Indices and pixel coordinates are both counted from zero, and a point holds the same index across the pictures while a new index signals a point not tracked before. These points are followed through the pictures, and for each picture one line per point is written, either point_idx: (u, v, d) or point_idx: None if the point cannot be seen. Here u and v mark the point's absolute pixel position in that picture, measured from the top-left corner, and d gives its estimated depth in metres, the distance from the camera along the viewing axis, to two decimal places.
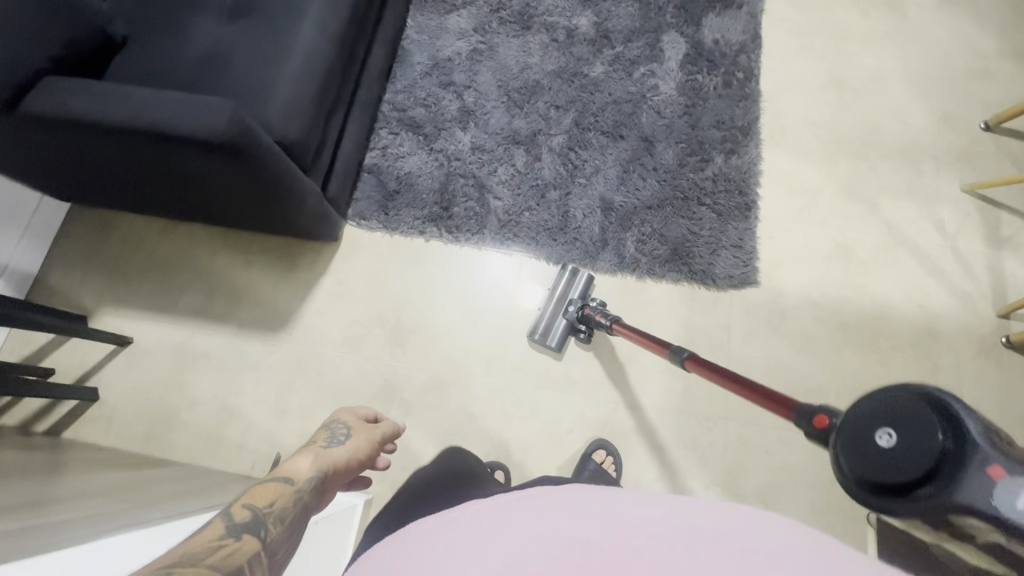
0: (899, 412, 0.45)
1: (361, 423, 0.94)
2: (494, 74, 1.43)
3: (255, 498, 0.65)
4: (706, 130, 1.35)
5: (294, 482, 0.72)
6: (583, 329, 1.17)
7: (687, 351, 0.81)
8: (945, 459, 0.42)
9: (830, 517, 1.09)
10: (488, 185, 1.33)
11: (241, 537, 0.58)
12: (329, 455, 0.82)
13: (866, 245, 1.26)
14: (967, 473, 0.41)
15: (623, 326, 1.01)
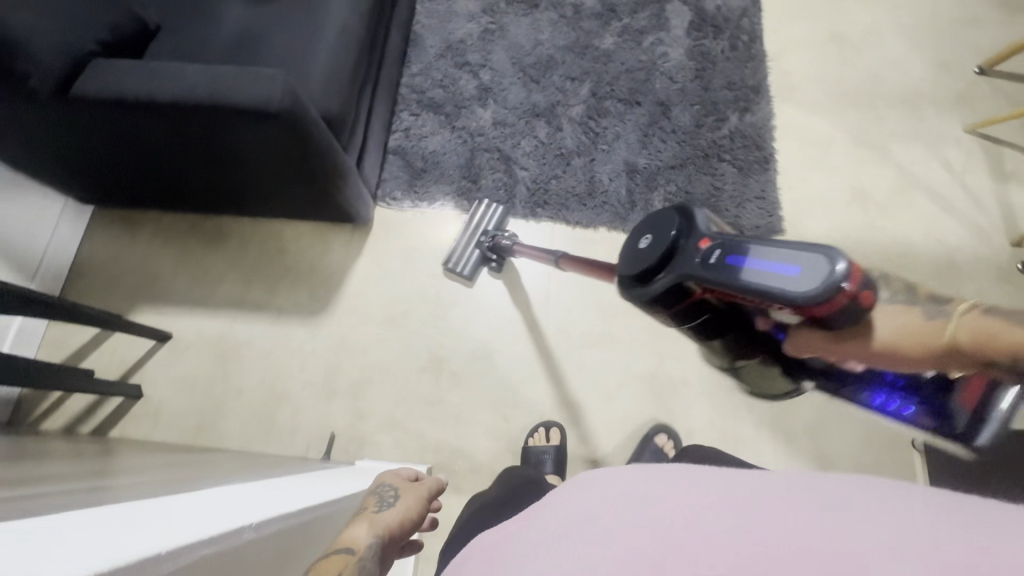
0: (663, 223, 0.56)
1: (405, 483, 0.85)
2: (507, 52, 1.46)
3: (320, 571, 0.56)
4: (718, 91, 1.40)
5: (355, 550, 0.62)
6: (493, 260, 1.20)
7: (561, 252, 0.93)
8: (679, 244, 0.54)
9: (879, 446, 1.13)
10: (514, 157, 1.35)
11: None
12: (382, 520, 0.71)
13: (880, 188, 1.32)
14: (690, 250, 0.53)
15: (524, 246, 1.07)
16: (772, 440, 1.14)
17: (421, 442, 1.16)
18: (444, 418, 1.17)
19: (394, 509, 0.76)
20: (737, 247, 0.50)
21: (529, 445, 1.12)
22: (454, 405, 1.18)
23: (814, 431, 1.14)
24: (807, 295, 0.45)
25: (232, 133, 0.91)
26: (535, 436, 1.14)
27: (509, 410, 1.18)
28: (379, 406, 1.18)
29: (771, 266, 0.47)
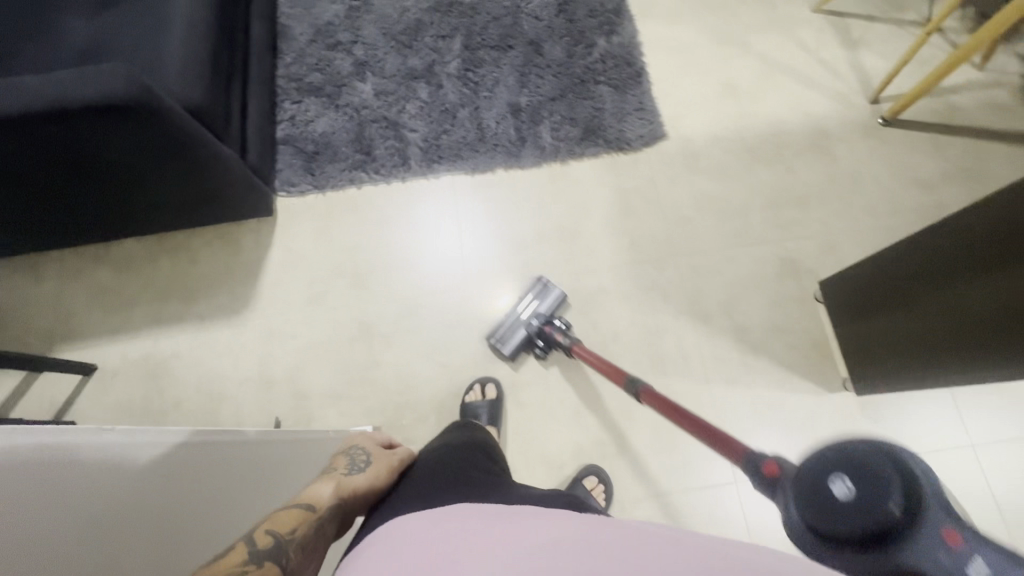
0: (878, 478, 0.44)
1: (378, 449, 0.81)
2: (376, 24, 1.48)
3: (277, 525, 0.60)
4: (584, 21, 1.45)
5: (314, 510, 0.64)
6: (539, 344, 1.17)
7: (642, 383, 0.87)
8: (901, 521, 0.42)
9: (785, 306, 1.22)
10: (401, 121, 1.38)
11: (262, 566, 0.55)
12: (351, 483, 0.71)
13: (747, 77, 1.40)
14: (932, 545, 0.41)
15: (582, 351, 1.05)
16: (692, 325, 1.21)
17: (366, 407, 1.18)
18: (384, 380, 1.20)
19: (364, 476, 0.73)
20: None
21: (467, 402, 1.15)
22: (392, 366, 1.21)
23: (727, 307, 1.22)
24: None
25: (91, 137, 0.93)
26: (473, 392, 1.17)
27: (446, 357, 1.21)
28: (319, 384, 1.20)
29: None
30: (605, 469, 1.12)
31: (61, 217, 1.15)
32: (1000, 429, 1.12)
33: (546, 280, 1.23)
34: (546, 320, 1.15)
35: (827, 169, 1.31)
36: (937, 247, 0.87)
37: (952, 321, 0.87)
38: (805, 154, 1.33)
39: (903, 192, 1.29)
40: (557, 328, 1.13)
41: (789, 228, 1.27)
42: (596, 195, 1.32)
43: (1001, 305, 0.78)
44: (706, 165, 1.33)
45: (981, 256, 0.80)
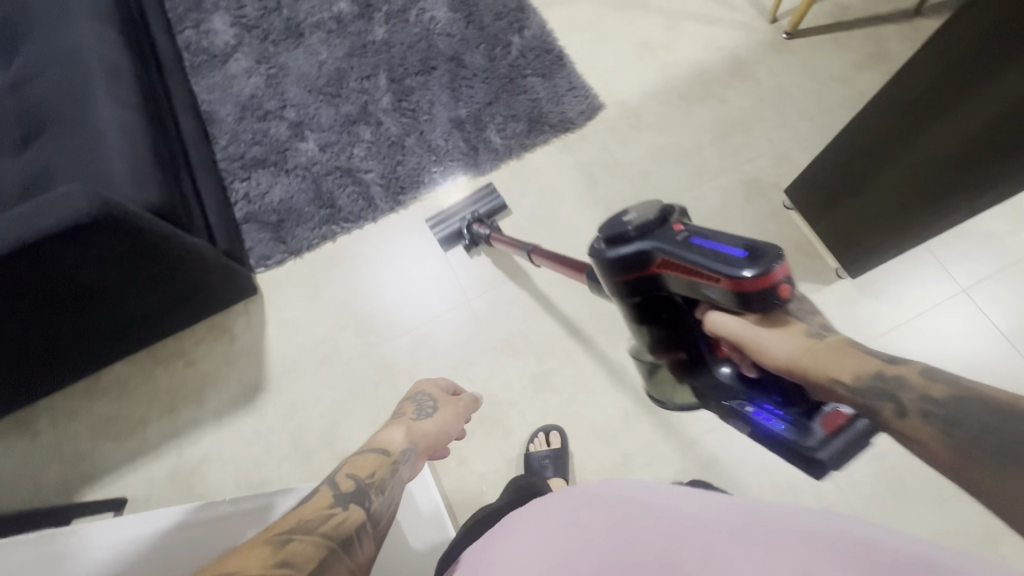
0: (647, 207, 0.66)
1: (443, 395, 0.91)
2: (299, 84, 1.50)
3: (357, 469, 0.69)
4: (493, 25, 1.52)
5: (390, 453, 0.73)
6: (466, 238, 1.29)
7: (532, 247, 1.06)
8: (657, 222, 0.64)
9: (762, 222, 1.29)
10: (354, 166, 1.40)
11: (347, 507, 0.62)
12: (421, 428, 0.80)
13: (656, 32, 1.49)
14: (664, 227, 0.63)
15: (497, 236, 1.19)
16: None
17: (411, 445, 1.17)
18: None
19: (432, 421, 0.83)
20: (704, 230, 0.61)
21: (530, 453, 1.13)
22: None
23: None
24: (731, 272, 0.55)
25: (63, 263, 0.91)
26: (536, 441, 1.15)
27: (472, 371, 1.22)
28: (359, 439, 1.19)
29: (725, 249, 0.57)
30: (656, 424, 1.15)
31: (63, 364, 1.15)
32: (981, 269, 1.22)
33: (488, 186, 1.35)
34: (476, 219, 1.28)
35: (754, 91, 1.41)
36: (887, 114, 0.95)
37: (923, 178, 0.95)
38: (731, 84, 1.42)
39: (827, 92, 1.39)
40: (484, 224, 1.27)
41: (741, 153, 1.35)
42: (559, 177, 1.36)
43: (962, 143, 0.86)
44: (648, 120, 1.40)
45: (925, 107, 0.88)
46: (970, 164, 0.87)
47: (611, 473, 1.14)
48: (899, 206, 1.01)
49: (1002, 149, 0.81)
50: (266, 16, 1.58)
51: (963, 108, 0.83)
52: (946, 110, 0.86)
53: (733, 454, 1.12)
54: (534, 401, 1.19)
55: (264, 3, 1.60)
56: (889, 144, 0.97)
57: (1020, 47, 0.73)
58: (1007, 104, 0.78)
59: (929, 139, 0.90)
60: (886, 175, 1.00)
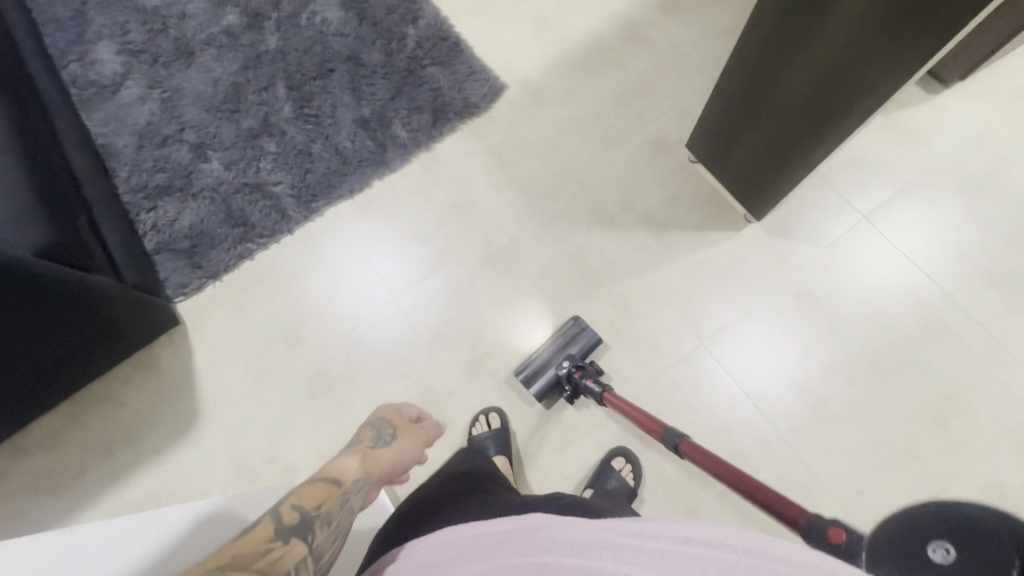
0: (962, 526, 0.42)
1: (405, 422, 0.90)
2: (195, 104, 1.46)
3: (304, 500, 0.67)
4: (386, 19, 1.50)
5: (341, 483, 0.72)
6: (567, 389, 1.13)
7: (678, 434, 0.88)
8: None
9: (671, 179, 1.32)
10: (263, 180, 1.37)
11: (288, 542, 0.61)
12: (375, 456, 0.80)
13: (550, 6, 1.50)
14: None
15: (614, 398, 1.02)
16: (604, 232, 1.29)
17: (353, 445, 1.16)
18: (361, 415, 1.20)
19: (388, 449, 0.82)
20: None
21: (475, 435, 1.14)
22: (361, 399, 1.21)
23: (625, 203, 1.31)
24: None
25: None
26: (478, 425, 1.17)
27: (408, 368, 1.22)
28: (303, 452, 1.19)
29: None
30: (591, 391, 1.18)
31: None
32: (877, 196, 1.27)
33: (580, 321, 1.20)
34: (576, 365, 1.12)
35: (649, 53, 1.43)
36: (757, 50, 0.96)
37: (798, 111, 0.96)
38: (627, 48, 1.44)
39: (718, 44, 1.42)
40: (590, 371, 1.10)
41: (644, 114, 1.38)
42: (470, 163, 1.37)
43: (821, 71, 0.88)
44: (551, 94, 1.41)
45: (784, 39, 0.90)
46: (833, 91, 0.88)
47: (554, 445, 1.16)
48: (787, 141, 1.02)
49: (855, 71, 0.83)
50: (152, 39, 1.53)
51: (814, 36, 0.85)
52: (801, 40, 0.87)
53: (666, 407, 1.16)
54: (473, 387, 1.20)
55: (149, 26, 1.54)
56: (765, 80, 0.99)
57: None
58: (850, 26, 0.79)
59: (795, 71, 0.92)
60: (769, 112, 1.02)
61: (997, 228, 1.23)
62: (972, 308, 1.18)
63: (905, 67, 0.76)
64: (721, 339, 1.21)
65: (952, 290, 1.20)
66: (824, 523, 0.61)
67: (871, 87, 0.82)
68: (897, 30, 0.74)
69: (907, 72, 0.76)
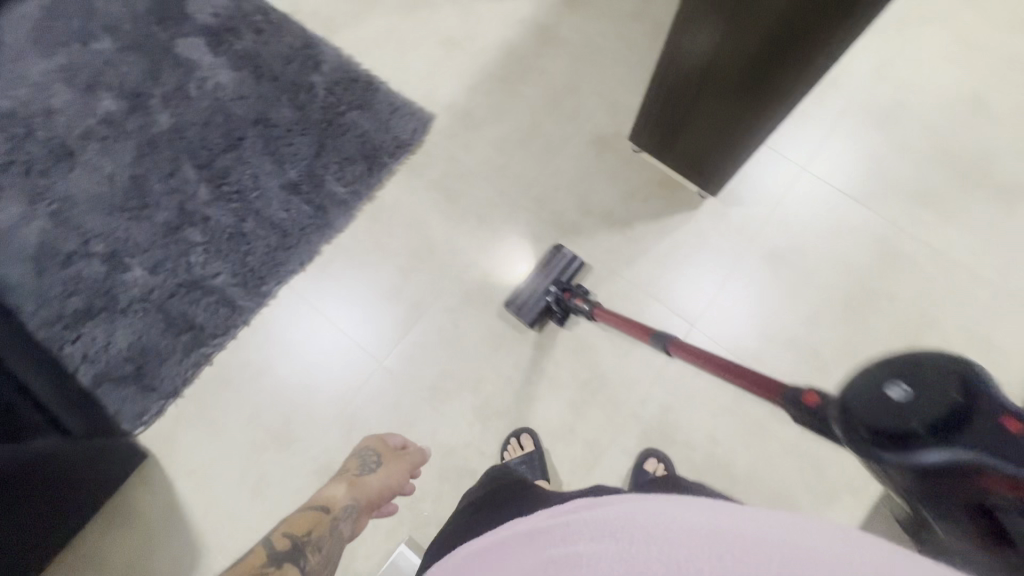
0: (913, 366, 0.51)
1: (390, 450, 1.04)
2: (94, 209, 1.30)
3: (294, 527, 0.80)
4: (286, 72, 1.40)
5: (331, 510, 0.87)
6: (557, 311, 1.18)
7: (667, 336, 0.90)
8: (961, 413, 0.49)
9: (622, 174, 1.33)
10: (198, 275, 1.25)
11: (280, 564, 0.73)
12: (363, 483, 0.95)
13: (454, 25, 1.45)
14: (993, 424, 0.48)
15: (604, 312, 1.06)
16: (572, 241, 1.28)
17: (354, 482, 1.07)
18: None
19: (375, 475, 0.97)
20: None
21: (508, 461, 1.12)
22: None
23: (584, 208, 1.31)
24: None
25: None
26: (510, 447, 1.14)
27: (416, 433, 1.17)
28: None
29: None
30: (604, 403, 1.18)
31: None
32: (808, 145, 1.34)
33: (558, 245, 1.25)
34: (564, 287, 1.16)
35: (566, 53, 1.42)
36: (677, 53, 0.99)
37: (742, 87, 0.96)
38: (542, 52, 1.42)
39: (629, 30, 1.43)
40: (577, 290, 1.15)
41: (578, 115, 1.37)
42: (418, 203, 1.31)
43: (748, 61, 0.90)
44: (481, 115, 1.37)
45: (720, 24, 0.87)
46: (758, 80, 0.92)
47: (584, 465, 1.15)
48: (735, 114, 1.03)
49: (793, 50, 0.83)
50: (18, 146, 1.34)
51: (750, 22, 0.83)
52: (738, 24, 0.85)
53: (677, 398, 1.18)
54: (487, 432, 1.17)
55: (9, 132, 1.34)
56: (704, 63, 0.97)
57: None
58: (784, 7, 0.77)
59: (734, 53, 0.90)
60: (712, 90, 1.01)
61: (916, 150, 1.33)
62: (914, 230, 1.28)
63: (843, 36, 0.77)
64: (710, 317, 1.24)
65: (895, 217, 1.29)
66: (796, 389, 0.62)
67: (812, 59, 0.83)
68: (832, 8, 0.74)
69: (847, 39, 0.78)
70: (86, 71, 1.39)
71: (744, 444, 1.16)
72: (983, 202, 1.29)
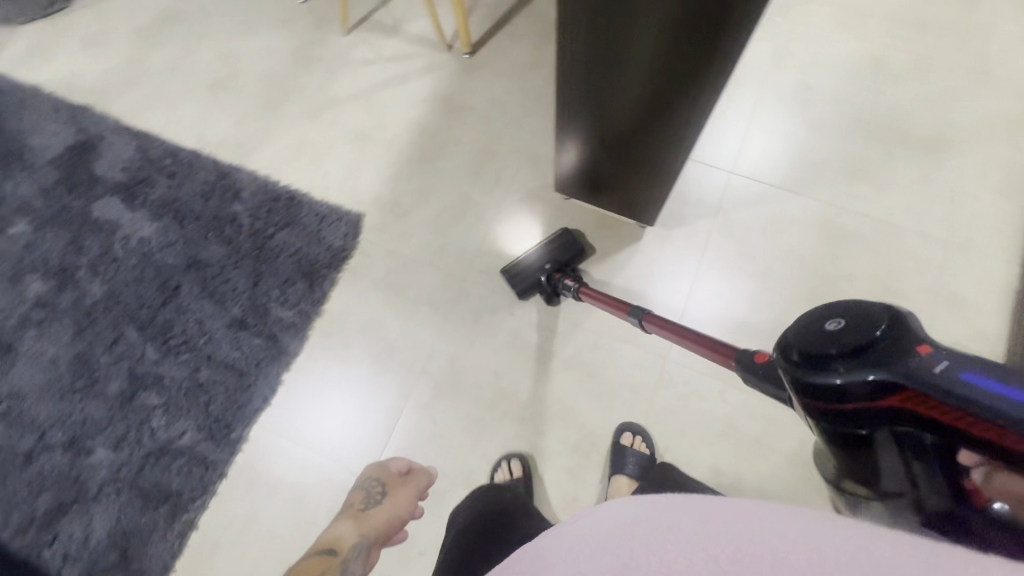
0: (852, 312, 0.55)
1: (395, 477, 1.09)
2: (43, 398, 1.26)
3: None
4: (207, 208, 1.38)
5: (338, 552, 0.94)
6: (544, 287, 1.20)
7: (641, 313, 0.95)
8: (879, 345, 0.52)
9: (559, 223, 1.32)
10: (164, 438, 1.21)
11: None
12: (367, 516, 1.02)
13: (360, 119, 1.46)
14: (909, 353, 0.51)
15: (590, 293, 1.09)
16: (528, 304, 1.26)
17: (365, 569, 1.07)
18: None
19: (380, 506, 1.04)
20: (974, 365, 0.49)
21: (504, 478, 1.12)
22: None
23: None
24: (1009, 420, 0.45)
25: None
26: (502, 470, 1.15)
27: (421, 545, 1.13)
28: None
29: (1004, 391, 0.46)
30: (599, 460, 1.15)
31: None
32: (729, 147, 1.35)
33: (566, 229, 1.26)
34: (556, 270, 1.18)
35: (476, 117, 1.43)
36: (571, 115, 0.99)
37: (646, 125, 0.94)
38: (452, 123, 1.43)
39: (531, 79, 1.45)
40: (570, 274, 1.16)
41: (502, 176, 1.37)
42: (367, 305, 1.29)
43: (642, 108, 0.90)
44: (408, 200, 1.37)
45: (600, 71, 0.84)
46: (657, 122, 0.92)
47: None
48: (650, 147, 0.99)
49: (680, 82, 0.81)
50: None
51: (630, 63, 0.81)
52: (618, 68, 0.82)
53: (669, 435, 1.16)
54: None
55: None
56: (600, 109, 0.94)
57: (616, 48, 0.79)
58: (655, 47, 0.76)
59: (625, 97, 0.88)
60: (618, 130, 0.98)
61: (834, 127, 1.34)
62: (853, 205, 1.28)
63: (725, 58, 0.75)
64: None
65: (831, 197, 1.29)
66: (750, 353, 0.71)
67: (703, 84, 0.81)
68: (700, 39, 0.73)
69: (730, 59, 0.76)
70: (8, 259, 1.37)
71: (749, 465, 1.13)
72: (910, 161, 1.30)
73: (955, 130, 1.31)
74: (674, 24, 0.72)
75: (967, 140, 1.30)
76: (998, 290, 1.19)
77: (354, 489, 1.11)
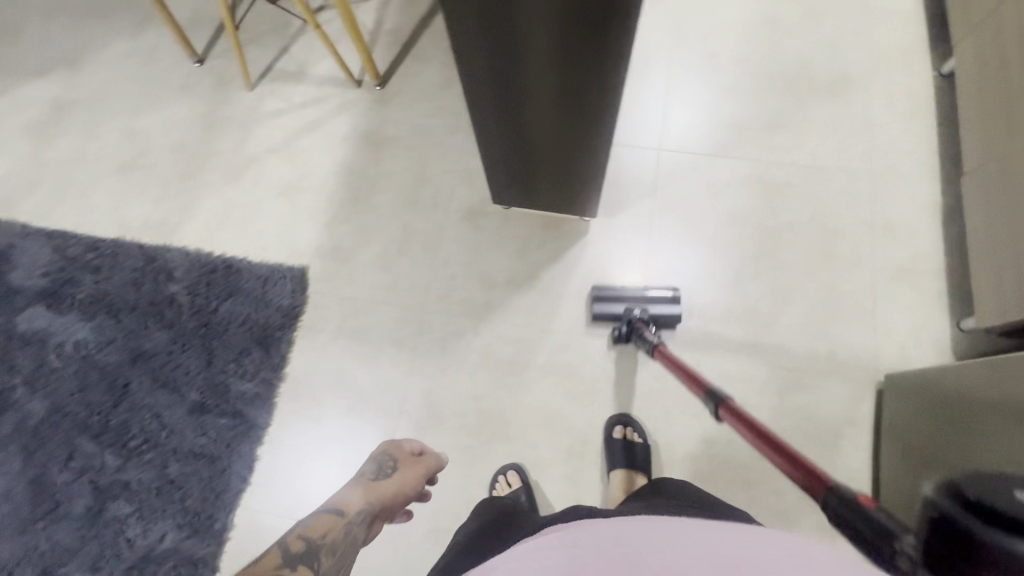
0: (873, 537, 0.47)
1: (406, 455, 1.00)
2: (3, 535, 1.16)
3: (309, 530, 0.76)
4: (141, 296, 1.31)
5: (344, 514, 0.82)
6: (621, 330, 1.16)
7: (721, 399, 0.79)
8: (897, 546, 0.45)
9: (505, 233, 1.31)
10: (144, 545, 1.14)
11: (293, 547, 0.73)
12: (377, 488, 0.90)
13: (285, 171, 1.42)
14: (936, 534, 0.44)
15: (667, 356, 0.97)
16: (493, 320, 1.25)
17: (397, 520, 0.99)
18: None
19: (391, 481, 0.93)
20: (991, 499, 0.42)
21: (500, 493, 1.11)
22: None
23: (487, 281, 1.28)
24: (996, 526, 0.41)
25: None
26: (499, 486, 1.13)
27: None
28: None
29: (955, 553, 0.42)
30: (596, 458, 1.15)
31: None
32: (651, 127, 1.38)
33: (675, 292, 1.22)
34: (642, 317, 1.13)
35: (400, 145, 1.41)
36: (488, 130, 0.99)
37: (564, 119, 0.93)
38: (378, 156, 1.40)
39: (447, 98, 1.44)
40: (644, 326, 1.10)
41: (439, 198, 1.35)
42: (330, 358, 1.25)
43: (554, 110, 0.90)
44: (351, 242, 1.34)
45: (506, 80, 0.85)
46: (574, 121, 0.93)
47: None
48: (573, 146, 1.00)
49: (585, 79, 0.82)
50: None
51: (531, 68, 0.81)
52: (522, 75, 0.83)
53: (657, 416, 1.17)
54: None
55: None
56: (515, 118, 0.94)
57: (515, 56, 0.79)
58: (551, 50, 0.77)
59: (536, 104, 0.89)
60: (540, 135, 0.98)
61: (744, 87, 1.39)
62: (778, 156, 1.32)
63: (621, 42, 0.75)
64: None
65: (756, 153, 1.33)
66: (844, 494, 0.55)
67: (608, 78, 0.81)
68: (592, 25, 0.72)
69: (626, 54, 0.76)
70: None
71: None
72: (820, 105, 1.35)
73: (853, 68, 1.37)
74: (564, 26, 0.73)
75: (867, 75, 1.36)
76: (925, 208, 1.25)
77: (362, 466, 1.00)
